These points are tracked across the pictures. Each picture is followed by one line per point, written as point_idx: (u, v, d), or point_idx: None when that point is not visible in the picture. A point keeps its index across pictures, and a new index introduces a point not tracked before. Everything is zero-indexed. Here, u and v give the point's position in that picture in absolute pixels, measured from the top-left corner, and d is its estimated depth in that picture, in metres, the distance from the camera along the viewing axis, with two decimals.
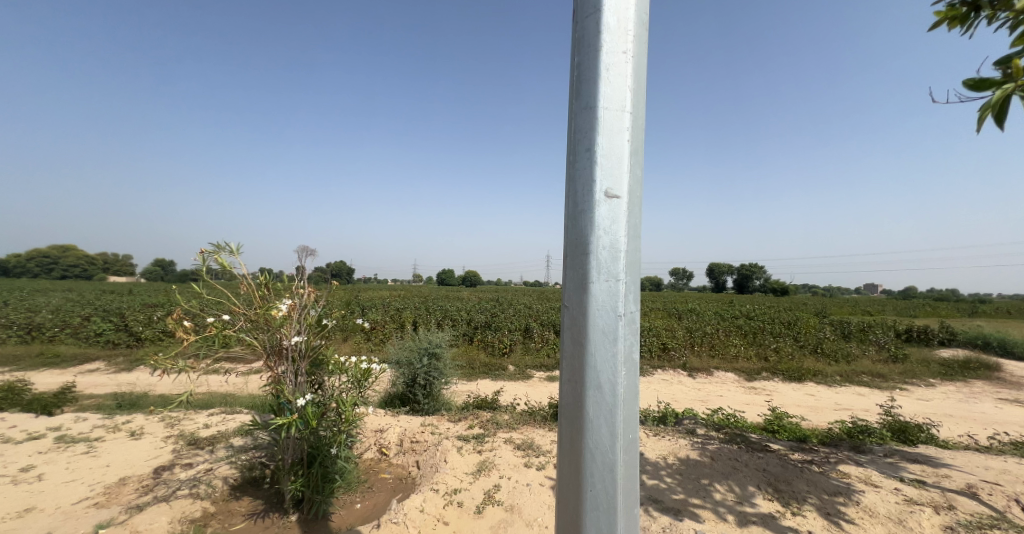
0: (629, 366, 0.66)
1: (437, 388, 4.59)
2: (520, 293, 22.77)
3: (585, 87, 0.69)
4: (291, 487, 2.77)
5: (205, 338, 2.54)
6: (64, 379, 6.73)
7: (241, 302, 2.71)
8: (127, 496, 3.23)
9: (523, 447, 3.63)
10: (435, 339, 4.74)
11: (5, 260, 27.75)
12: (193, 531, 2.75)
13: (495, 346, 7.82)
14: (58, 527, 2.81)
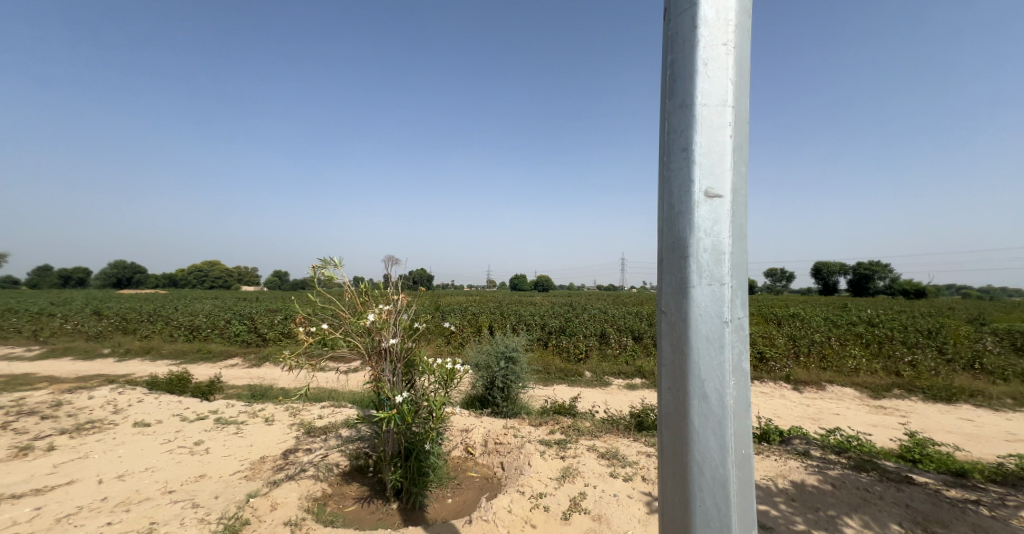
0: (739, 376, 0.62)
1: (515, 391, 4.68)
2: (598, 297, 22.22)
3: (679, 85, 0.67)
4: (393, 478, 3.01)
5: (319, 340, 2.88)
6: (213, 372, 8.10)
7: (346, 308, 3.03)
8: (266, 472, 3.78)
9: (608, 456, 3.52)
10: (512, 343, 4.81)
11: (174, 275, 34.48)
12: (317, 508, 3.14)
13: (571, 351, 7.73)
14: (221, 492, 3.39)
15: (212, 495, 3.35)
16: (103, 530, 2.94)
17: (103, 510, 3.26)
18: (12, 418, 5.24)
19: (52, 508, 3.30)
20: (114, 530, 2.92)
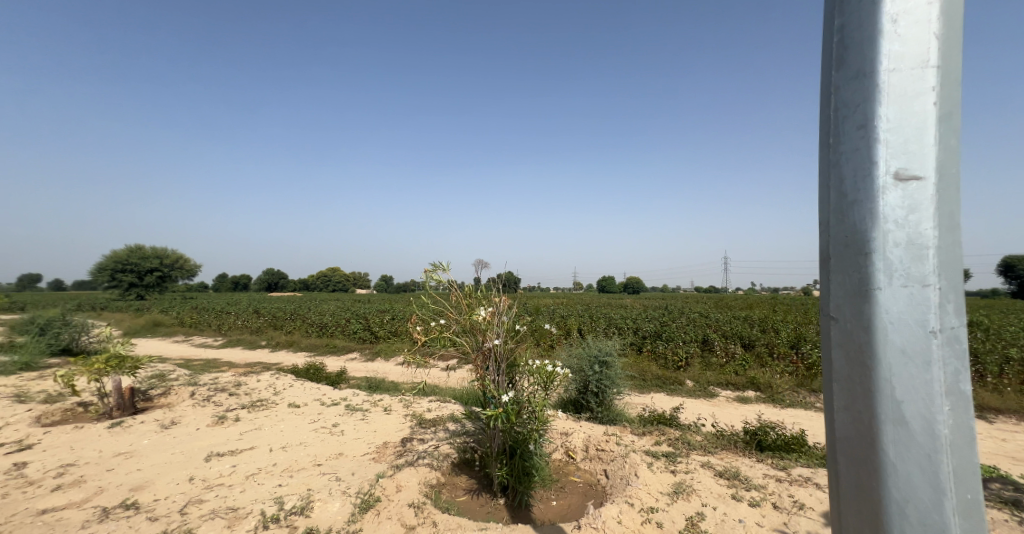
0: (956, 400, 0.50)
1: (610, 397, 4.53)
2: (701, 300, 20.41)
3: (855, 51, 0.58)
4: (499, 474, 3.11)
5: (431, 338, 3.11)
6: (339, 364, 9.27)
7: (454, 310, 3.23)
8: (389, 456, 4.20)
9: (728, 476, 3.19)
10: (605, 348, 4.70)
11: (308, 280, 40.38)
12: (434, 494, 3.39)
13: (669, 359, 7.22)
14: (356, 470, 3.87)
15: (350, 471, 3.84)
16: (275, 490, 3.57)
17: (273, 474, 3.95)
18: (209, 393, 6.67)
19: (241, 469, 4.12)
20: (282, 491, 3.52)
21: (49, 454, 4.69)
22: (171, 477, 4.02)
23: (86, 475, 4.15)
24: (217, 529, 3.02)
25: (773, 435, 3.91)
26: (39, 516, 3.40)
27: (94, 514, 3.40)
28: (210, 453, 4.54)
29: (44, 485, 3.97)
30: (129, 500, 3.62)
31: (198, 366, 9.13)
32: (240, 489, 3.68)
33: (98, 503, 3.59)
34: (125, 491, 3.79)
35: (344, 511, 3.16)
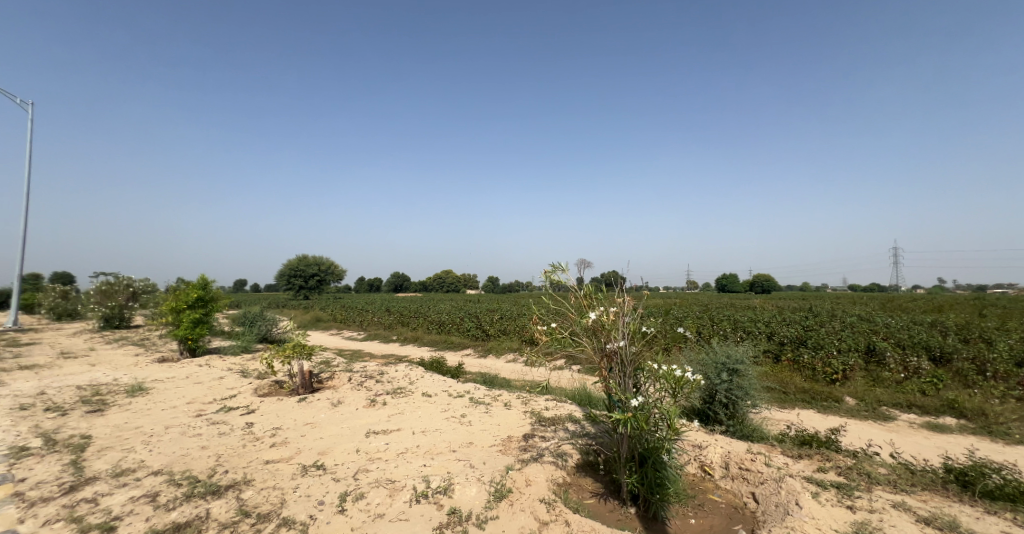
0: None
1: (743, 409, 3.97)
2: (861, 302, 16.92)
3: None
4: (629, 482, 2.94)
5: (552, 339, 3.14)
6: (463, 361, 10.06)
7: (575, 310, 3.20)
8: (514, 449, 4.36)
9: (936, 524, 2.52)
10: (736, 354, 4.07)
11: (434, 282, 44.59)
12: (562, 493, 3.39)
13: (820, 370, 6.04)
14: (487, 460, 4.09)
15: (482, 460, 4.09)
16: (422, 469, 3.99)
17: (420, 454, 4.44)
18: (365, 381, 7.85)
19: (393, 447, 4.71)
20: (428, 471, 3.91)
21: (263, 418, 6.04)
22: (344, 447, 4.82)
23: (288, 437, 5.22)
24: (381, 496, 3.48)
25: (995, 479, 2.94)
26: (264, 465, 4.37)
27: (296, 469, 4.24)
28: (371, 430, 5.34)
29: (262, 441, 5.10)
30: (318, 461, 4.42)
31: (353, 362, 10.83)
32: (395, 464, 4.20)
33: (298, 460, 4.47)
34: (315, 454, 4.64)
35: (481, 497, 3.36)
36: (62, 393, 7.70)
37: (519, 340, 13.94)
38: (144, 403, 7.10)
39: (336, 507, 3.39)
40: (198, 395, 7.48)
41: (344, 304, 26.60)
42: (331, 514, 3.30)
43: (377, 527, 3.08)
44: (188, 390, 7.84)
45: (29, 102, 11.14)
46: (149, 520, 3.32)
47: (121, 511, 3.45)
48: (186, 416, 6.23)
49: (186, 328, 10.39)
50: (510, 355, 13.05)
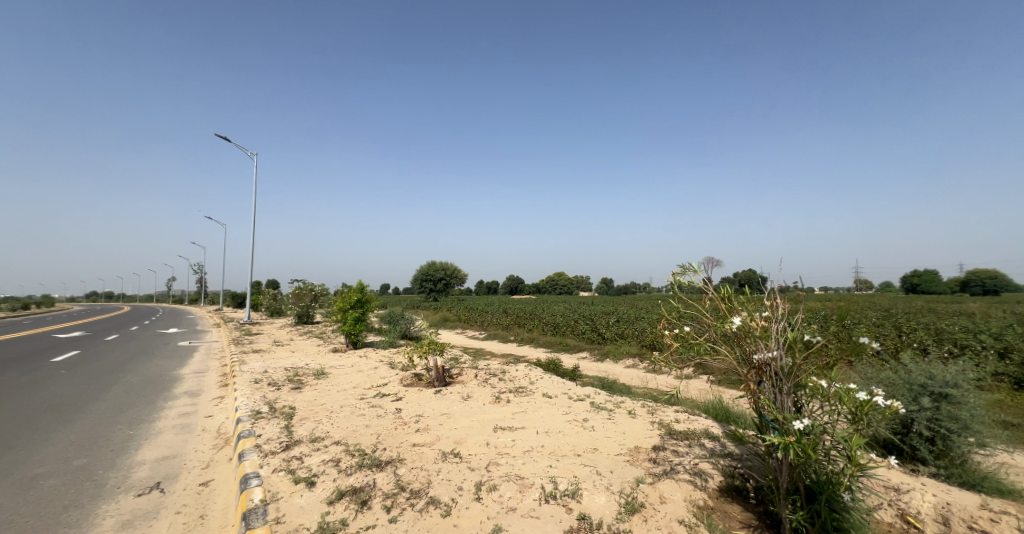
0: None
1: (959, 447, 3.06)
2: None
3: None
4: (792, 518, 2.47)
5: (684, 344, 2.94)
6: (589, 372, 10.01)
7: (710, 314, 2.93)
8: (643, 462, 4.12)
9: None
10: (948, 376, 3.16)
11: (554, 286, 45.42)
12: (704, 516, 3.09)
13: None
14: (614, 469, 3.95)
15: (609, 468, 3.97)
16: (549, 469, 4.04)
17: (545, 454, 4.53)
18: (498, 384, 8.32)
19: (520, 444, 4.88)
20: (555, 472, 3.95)
21: (409, 405, 6.87)
22: (476, 438, 5.17)
23: (429, 424, 5.83)
24: (512, 491, 3.62)
25: None
26: (413, 447, 4.94)
27: (437, 454, 4.69)
28: (498, 426, 5.65)
29: (409, 426, 5.78)
30: (455, 449, 4.82)
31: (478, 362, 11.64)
32: (523, 461, 4.35)
33: (439, 446, 4.94)
34: (451, 443, 5.07)
35: (612, 507, 3.25)
36: (273, 372, 9.93)
37: (641, 346, 13.30)
38: (324, 384, 8.72)
39: (473, 495, 3.64)
40: (361, 381, 8.88)
41: (470, 307, 28.76)
42: (470, 500, 3.55)
43: (510, 520, 3.21)
44: (352, 377, 9.38)
45: (251, 155, 16.68)
46: (335, 481, 4.07)
47: (317, 470, 4.35)
48: (352, 398, 7.44)
49: (350, 325, 12.47)
50: (633, 362, 12.50)
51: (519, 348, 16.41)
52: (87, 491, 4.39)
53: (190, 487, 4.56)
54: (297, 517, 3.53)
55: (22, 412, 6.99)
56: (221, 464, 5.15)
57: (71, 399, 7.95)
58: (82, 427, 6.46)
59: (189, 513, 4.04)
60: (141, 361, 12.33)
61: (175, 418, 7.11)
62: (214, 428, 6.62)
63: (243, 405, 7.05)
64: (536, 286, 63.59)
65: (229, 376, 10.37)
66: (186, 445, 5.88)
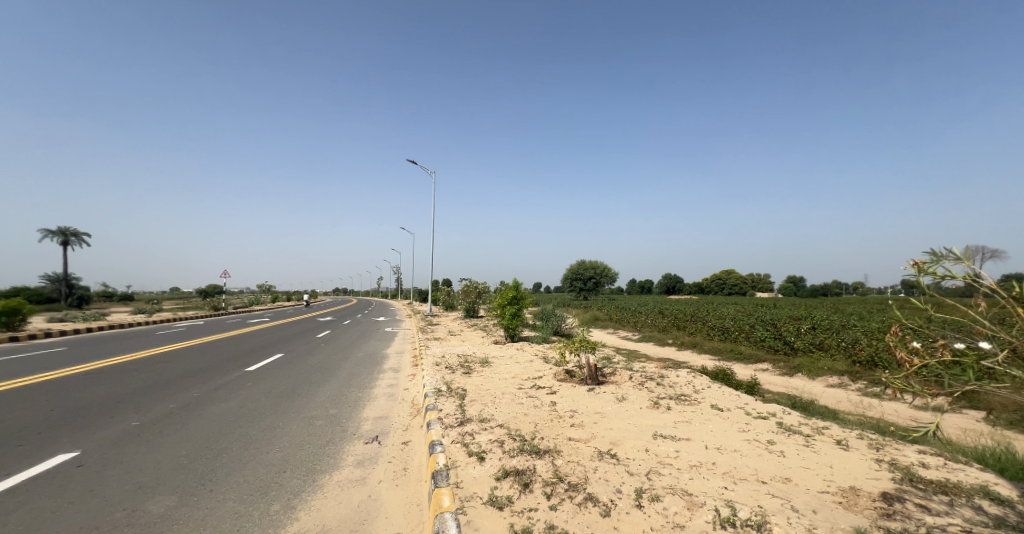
0: None
1: None
2: None
3: None
4: None
5: (947, 365, 2.14)
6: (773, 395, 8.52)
7: (993, 323, 2.06)
8: (866, 509, 3.21)
9: None
10: None
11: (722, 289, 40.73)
12: None
13: None
14: (818, 509, 3.19)
15: (810, 507, 3.22)
16: (723, 491, 3.51)
17: (717, 473, 3.95)
18: (662, 390, 7.77)
19: (685, 456, 4.39)
20: (731, 496, 3.41)
21: (564, 400, 7.01)
22: (634, 442, 4.87)
23: (583, 420, 5.81)
24: (678, 506, 3.26)
25: None
26: (568, 441, 4.96)
27: (593, 451, 4.58)
28: (658, 432, 5.26)
29: (564, 420, 5.85)
30: (612, 450, 4.64)
31: (634, 365, 11.10)
32: (690, 475, 3.87)
33: (594, 444, 4.83)
34: (608, 442, 4.90)
35: None
36: (448, 358, 11.38)
37: (849, 363, 10.68)
38: (488, 371, 9.59)
39: (634, 501, 3.39)
40: (519, 372, 9.46)
41: (623, 307, 27.91)
42: (630, 505, 3.32)
43: None
44: (511, 367, 10.06)
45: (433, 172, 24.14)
46: (500, 460, 4.37)
47: (485, 447, 4.79)
48: (512, 387, 7.97)
49: (508, 320, 13.41)
50: (837, 381, 10.14)
51: (681, 353, 15.04)
52: (338, 434, 6.03)
53: (396, 443, 5.74)
54: (471, 486, 3.85)
55: (299, 373, 9.83)
56: (415, 429, 6.29)
57: (324, 367, 10.79)
58: (332, 387, 8.75)
59: (396, 464, 5.07)
60: (362, 341, 15.72)
61: (385, 387, 8.92)
62: (410, 398, 8.04)
63: (428, 383, 8.32)
64: (699, 285, 57.84)
65: (418, 358, 12.35)
66: (392, 411, 7.25)
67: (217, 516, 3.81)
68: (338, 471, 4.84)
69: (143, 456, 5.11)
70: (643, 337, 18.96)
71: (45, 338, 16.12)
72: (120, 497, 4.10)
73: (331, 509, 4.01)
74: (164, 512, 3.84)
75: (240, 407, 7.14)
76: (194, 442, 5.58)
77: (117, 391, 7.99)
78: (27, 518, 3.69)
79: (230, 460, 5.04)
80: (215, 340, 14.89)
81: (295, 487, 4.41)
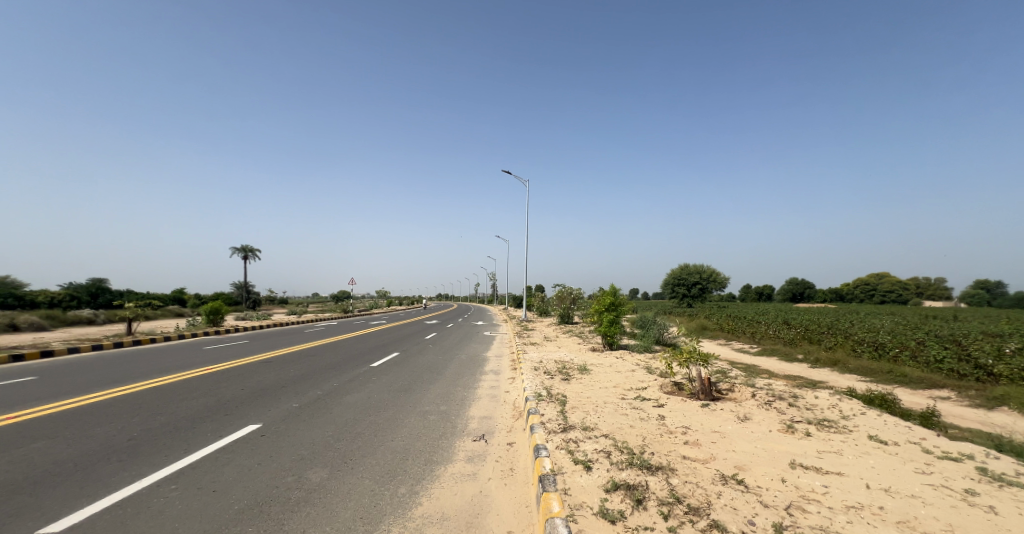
0: None
1: None
2: None
3: None
4: None
5: None
6: (957, 433, 6.93)
7: None
8: None
9: None
10: None
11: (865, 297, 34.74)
12: None
13: None
14: None
15: None
16: None
17: (887, 521, 3.51)
18: (798, 415, 6.89)
19: (836, 493, 4.00)
20: None
21: (674, 414, 6.84)
22: (766, 471, 4.58)
23: (699, 440, 5.62)
24: None
25: None
26: (683, 460, 4.87)
27: (715, 474, 4.44)
28: (796, 461, 4.86)
29: (676, 436, 5.75)
30: (738, 475, 4.45)
31: (755, 381, 9.94)
32: (847, 518, 3.53)
33: (716, 466, 4.68)
34: (731, 466, 4.73)
35: None
36: (546, 362, 11.52)
37: None
38: (587, 379, 9.47)
39: None
40: (620, 381, 9.20)
41: (734, 316, 25.23)
42: None
43: None
44: (612, 376, 9.82)
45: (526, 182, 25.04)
46: (608, 471, 4.47)
47: (592, 457, 4.92)
48: (614, 396, 7.89)
49: (605, 327, 13.16)
50: None
51: (815, 371, 12.98)
52: (449, 429, 6.53)
53: (501, 443, 6.00)
54: (580, 494, 4.00)
55: (413, 371, 10.82)
56: (519, 431, 6.51)
57: (434, 366, 11.73)
58: (441, 385, 9.46)
59: (503, 463, 5.32)
60: (465, 344, 16.66)
61: (487, 388, 9.34)
62: (511, 401, 8.31)
63: (529, 387, 8.54)
64: (836, 291, 49.59)
65: (516, 361, 12.71)
66: (496, 411, 7.59)
67: (357, 491, 4.47)
68: (452, 464, 5.24)
69: (302, 433, 6.20)
70: (762, 350, 16.86)
71: (231, 333, 20.23)
72: (288, 465, 5.07)
73: (448, 499, 4.37)
74: (319, 483, 4.63)
75: (369, 398, 8.16)
76: (336, 425, 6.57)
77: (280, 378, 9.71)
78: (233, 474, 4.80)
79: (364, 444, 5.82)
80: (346, 338, 17.11)
81: (416, 474, 4.92)
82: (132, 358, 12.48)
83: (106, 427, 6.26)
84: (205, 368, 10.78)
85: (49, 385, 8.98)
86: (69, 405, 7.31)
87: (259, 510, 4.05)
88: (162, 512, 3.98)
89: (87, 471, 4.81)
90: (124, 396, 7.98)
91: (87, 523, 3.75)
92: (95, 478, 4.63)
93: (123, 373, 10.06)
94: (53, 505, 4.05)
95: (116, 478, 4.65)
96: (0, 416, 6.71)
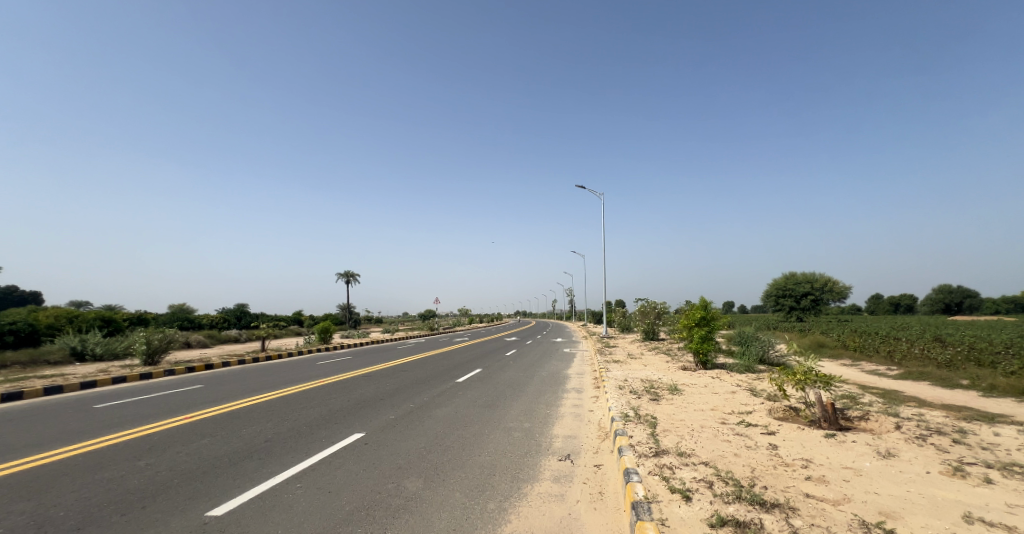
0: None
1: None
2: None
3: None
4: None
5: None
6: None
7: None
8: None
9: None
10: None
11: None
12: None
13: None
14: None
15: None
16: None
17: None
18: (967, 456, 5.07)
19: None
20: None
21: (788, 443, 5.43)
22: (926, 521, 3.31)
23: (826, 476, 4.31)
24: None
25: None
26: (806, 498, 3.76)
27: (851, 519, 3.33)
28: (971, 515, 3.41)
29: (795, 469, 4.48)
30: (885, 523, 3.28)
31: (901, 409, 7.83)
32: None
33: (852, 510, 3.51)
34: (876, 510, 3.52)
35: None
36: (632, 381, 10.36)
37: None
38: (680, 400, 8.20)
39: None
40: (720, 404, 7.78)
41: (860, 331, 20.90)
42: None
43: None
44: (708, 398, 8.38)
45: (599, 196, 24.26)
46: (712, 504, 3.63)
47: (690, 485, 4.04)
48: (713, 420, 6.63)
49: (697, 344, 11.63)
50: None
51: (991, 400, 9.87)
52: (533, 447, 5.84)
53: (587, 464, 5.14)
54: (681, 526, 3.28)
55: (497, 388, 10.32)
56: (606, 453, 5.58)
57: (516, 382, 11.19)
58: (524, 402, 8.82)
59: (591, 486, 4.47)
60: (545, 361, 15.89)
61: (570, 407, 8.46)
62: (596, 421, 7.34)
63: (614, 407, 7.52)
64: (1011, 299, 39.72)
65: (599, 379, 11.68)
66: (580, 430, 6.74)
67: (449, 503, 3.98)
68: (537, 483, 4.53)
69: (397, 443, 5.97)
70: (903, 373, 13.51)
71: (337, 349, 21.89)
72: (389, 474, 4.75)
73: (535, 518, 3.70)
74: (416, 491, 4.24)
75: (457, 412, 7.82)
76: (427, 437, 6.24)
77: (377, 391, 9.86)
78: (345, 477, 4.62)
79: (454, 457, 5.38)
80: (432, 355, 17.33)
81: (504, 491, 4.30)
82: (260, 371, 13.74)
83: (250, 428, 6.66)
84: (320, 380, 11.45)
85: (206, 392, 10.11)
86: (227, 409, 8.02)
87: (364, 513, 3.74)
88: (290, 507, 3.88)
89: (238, 465, 4.99)
90: (262, 403, 8.56)
91: (236, 512, 3.76)
92: (245, 472, 4.77)
93: (257, 384, 11.02)
94: (214, 492, 4.19)
95: (257, 473, 4.74)
96: (184, 415, 7.63)
